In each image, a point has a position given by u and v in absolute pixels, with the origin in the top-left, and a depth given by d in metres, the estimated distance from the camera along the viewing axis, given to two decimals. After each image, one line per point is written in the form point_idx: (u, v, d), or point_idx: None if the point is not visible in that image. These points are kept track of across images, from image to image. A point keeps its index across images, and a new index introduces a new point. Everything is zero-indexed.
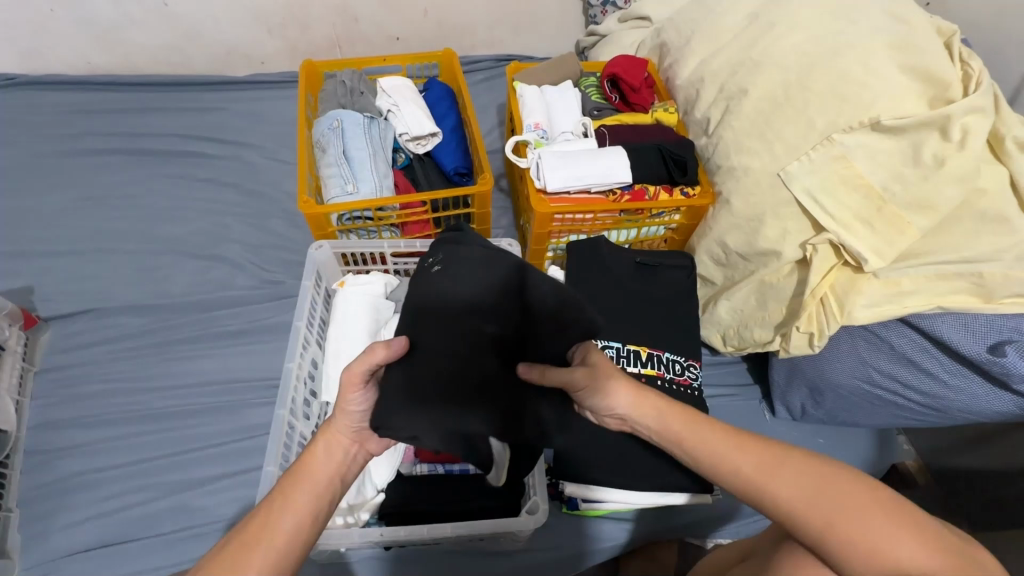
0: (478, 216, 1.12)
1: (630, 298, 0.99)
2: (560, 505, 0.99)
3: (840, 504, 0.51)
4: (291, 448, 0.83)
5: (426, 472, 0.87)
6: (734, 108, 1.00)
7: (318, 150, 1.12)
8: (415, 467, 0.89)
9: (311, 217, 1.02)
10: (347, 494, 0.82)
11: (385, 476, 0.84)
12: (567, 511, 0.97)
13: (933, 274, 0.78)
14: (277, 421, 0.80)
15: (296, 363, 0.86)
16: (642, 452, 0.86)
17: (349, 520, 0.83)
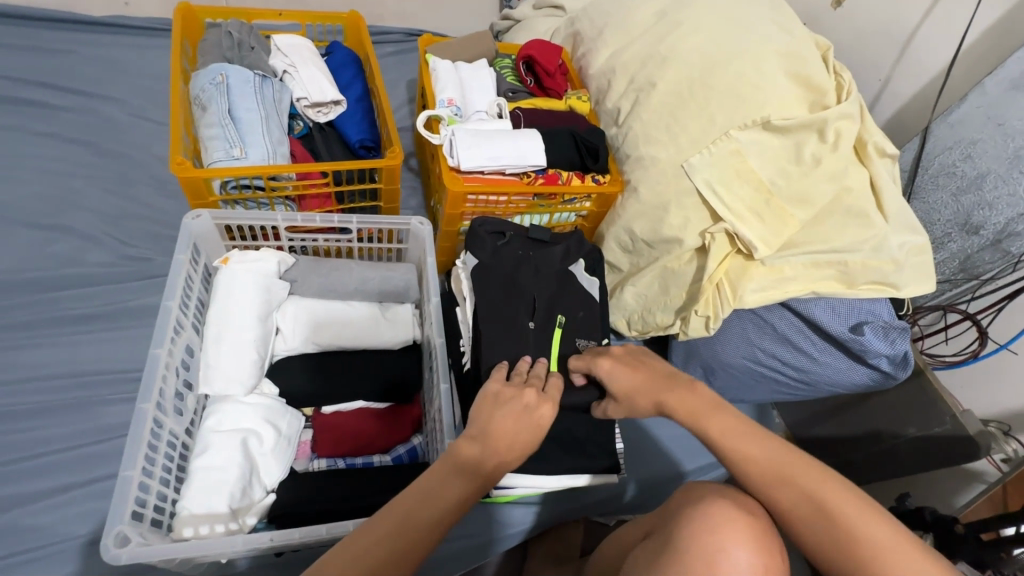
0: (386, 192, 1.05)
1: (536, 280, 0.94)
2: None
3: (831, 508, 0.57)
4: (158, 449, 0.69)
5: (326, 467, 0.87)
6: (643, 100, 1.03)
7: (198, 108, 0.98)
8: (312, 463, 0.88)
9: (186, 182, 0.88)
10: (231, 495, 0.72)
11: (277, 476, 0.80)
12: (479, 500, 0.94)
13: (810, 262, 0.86)
14: (139, 416, 0.65)
15: (167, 350, 0.72)
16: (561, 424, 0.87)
17: (232, 528, 0.72)
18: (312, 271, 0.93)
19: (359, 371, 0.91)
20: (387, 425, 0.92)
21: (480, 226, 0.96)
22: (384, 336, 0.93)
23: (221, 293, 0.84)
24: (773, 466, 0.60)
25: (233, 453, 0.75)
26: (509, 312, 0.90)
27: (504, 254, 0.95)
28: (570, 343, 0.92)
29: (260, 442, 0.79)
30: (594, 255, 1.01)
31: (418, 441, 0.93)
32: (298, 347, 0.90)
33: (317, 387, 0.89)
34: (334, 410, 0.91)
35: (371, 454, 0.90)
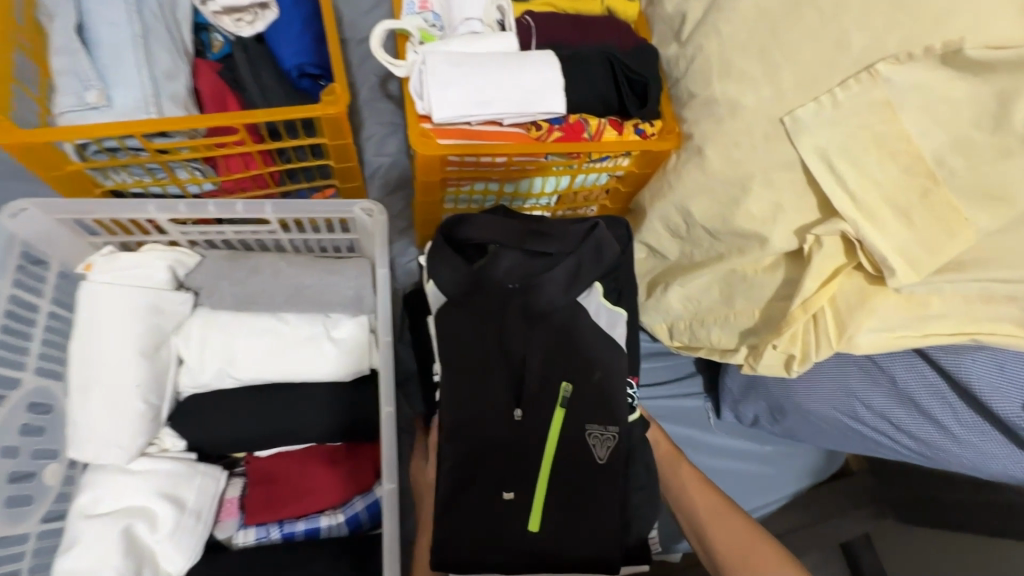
0: (333, 149, 0.73)
1: (528, 331, 0.66)
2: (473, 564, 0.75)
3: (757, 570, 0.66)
4: None
5: (253, 541, 0.66)
6: (724, 1, 0.65)
7: (44, 21, 0.65)
8: (236, 532, 0.67)
9: (21, 150, 0.60)
10: None
11: (183, 565, 0.59)
12: None
13: (974, 293, 0.55)
14: None
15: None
16: (557, 549, 0.64)
17: None
18: (224, 274, 0.66)
19: (296, 412, 0.66)
20: (340, 476, 0.69)
21: (452, 235, 0.66)
22: (329, 367, 0.67)
23: (81, 318, 0.59)
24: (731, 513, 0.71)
25: (106, 553, 0.55)
26: (480, 391, 0.66)
27: (482, 292, 0.66)
28: (576, 432, 0.66)
29: (152, 526, 0.58)
30: (614, 276, 0.70)
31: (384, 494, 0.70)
32: (208, 383, 0.65)
33: (241, 434, 0.65)
34: (272, 453, 0.69)
35: (317, 514, 0.68)
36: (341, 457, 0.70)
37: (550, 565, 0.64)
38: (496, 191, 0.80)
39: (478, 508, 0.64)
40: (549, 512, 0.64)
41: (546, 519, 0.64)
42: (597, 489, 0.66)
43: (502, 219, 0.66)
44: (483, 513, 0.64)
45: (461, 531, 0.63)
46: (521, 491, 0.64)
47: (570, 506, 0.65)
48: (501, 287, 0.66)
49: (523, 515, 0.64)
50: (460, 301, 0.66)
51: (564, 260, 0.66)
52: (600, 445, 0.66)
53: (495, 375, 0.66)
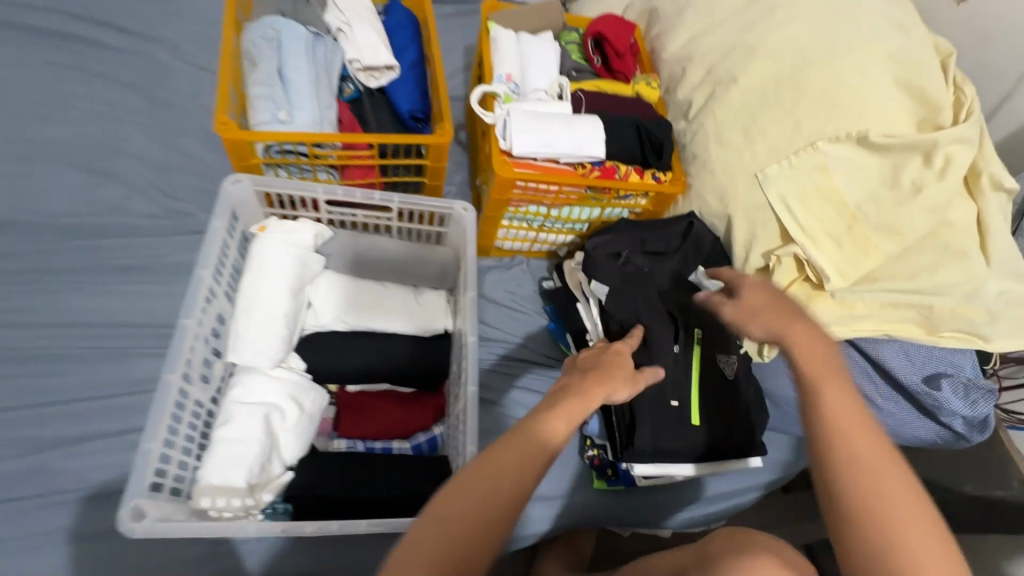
0: (430, 170, 1.00)
1: (664, 297, 0.90)
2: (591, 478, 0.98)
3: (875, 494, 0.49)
4: (182, 417, 0.74)
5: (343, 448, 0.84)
6: (719, 95, 0.93)
7: (247, 63, 0.93)
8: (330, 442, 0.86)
9: (231, 144, 0.86)
10: (251, 470, 0.73)
11: (298, 452, 0.79)
12: (600, 485, 0.96)
13: (887, 301, 0.78)
14: (164, 387, 0.71)
15: (192, 318, 0.76)
16: (715, 435, 0.84)
17: (248, 504, 0.73)
18: (348, 245, 0.90)
19: (388, 352, 0.87)
20: (410, 412, 0.88)
21: (595, 250, 0.91)
22: (416, 321, 0.89)
23: (253, 261, 0.84)
24: (864, 450, 0.51)
25: (254, 426, 0.75)
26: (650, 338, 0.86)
27: (632, 277, 0.90)
28: (710, 359, 0.88)
29: (283, 417, 0.78)
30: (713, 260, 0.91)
31: (440, 431, 0.88)
32: (326, 323, 0.87)
33: (343, 365, 0.86)
34: (359, 389, 0.89)
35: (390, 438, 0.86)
36: (411, 399, 0.89)
37: (715, 447, 0.84)
38: (543, 214, 1.06)
39: (659, 414, 0.83)
40: (704, 410, 0.85)
41: (702, 418, 0.85)
42: (731, 397, 0.87)
43: (622, 235, 0.93)
44: (664, 417, 0.83)
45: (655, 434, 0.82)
46: (682, 401, 0.85)
47: (721, 407, 0.86)
48: (643, 271, 0.91)
49: (689, 415, 0.84)
50: (622, 281, 0.89)
51: (674, 255, 0.92)
52: (727, 367, 0.89)
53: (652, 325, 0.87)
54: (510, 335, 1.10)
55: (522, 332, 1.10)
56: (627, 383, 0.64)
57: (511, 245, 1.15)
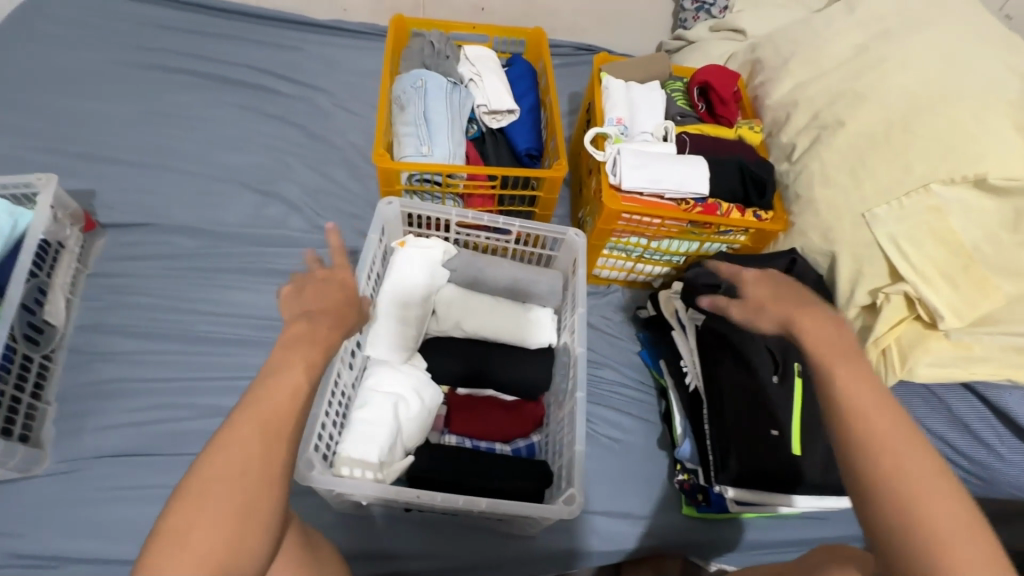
0: (543, 200, 1.11)
1: (763, 330, 0.91)
2: (679, 505, 0.99)
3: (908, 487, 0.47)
4: (334, 395, 0.87)
5: (455, 443, 0.95)
6: (826, 139, 0.98)
7: (397, 107, 1.11)
8: (444, 437, 0.96)
9: (382, 172, 1.02)
10: (383, 448, 0.83)
11: (416, 441, 0.89)
12: (690, 511, 0.96)
13: (1007, 346, 0.79)
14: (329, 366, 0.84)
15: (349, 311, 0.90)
16: (812, 465, 0.84)
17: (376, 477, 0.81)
18: (470, 262, 1.02)
19: (497, 360, 0.96)
20: (513, 417, 0.96)
21: (694, 279, 0.96)
22: (522, 332, 0.97)
23: (394, 270, 0.98)
24: (884, 429, 0.49)
25: (385, 411, 0.85)
26: (748, 367, 0.88)
27: None
28: (813, 394, 0.87)
29: (408, 407, 0.89)
30: (815, 296, 0.93)
31: (538, 439, 0.97)
32: (447, 330, 0.98)
33: (454, 368, 0.96)
34: (467, 393, 0.99)
35: (495, 441, 0.96)
36: (513, 406, 0.98)
37: (813, 479, 0.83)
38: (643, 244, 1.13)
39: (752, 441, 0.85)
40: (804, 442, 0.85)
41: (804, 448, 0.85)
42: (832, 434, 0.86)
43: (723, 266, 0.97)
44: (759, 445, 0.84)
45: (746, 462, 0.84)
46: (782, 430, 0.85)
47: (823, 441, 0.85)
48: None
49: (787, 443, 0.85)
50: (719, 311, 0.93)
51: None
52: None
53: (748, 356, 0.88)
54: (601, 355, 1.15)
55: (614, 355, 1.16)
56: (349, 304, 0.68)
57: (608, 273, 1.23)
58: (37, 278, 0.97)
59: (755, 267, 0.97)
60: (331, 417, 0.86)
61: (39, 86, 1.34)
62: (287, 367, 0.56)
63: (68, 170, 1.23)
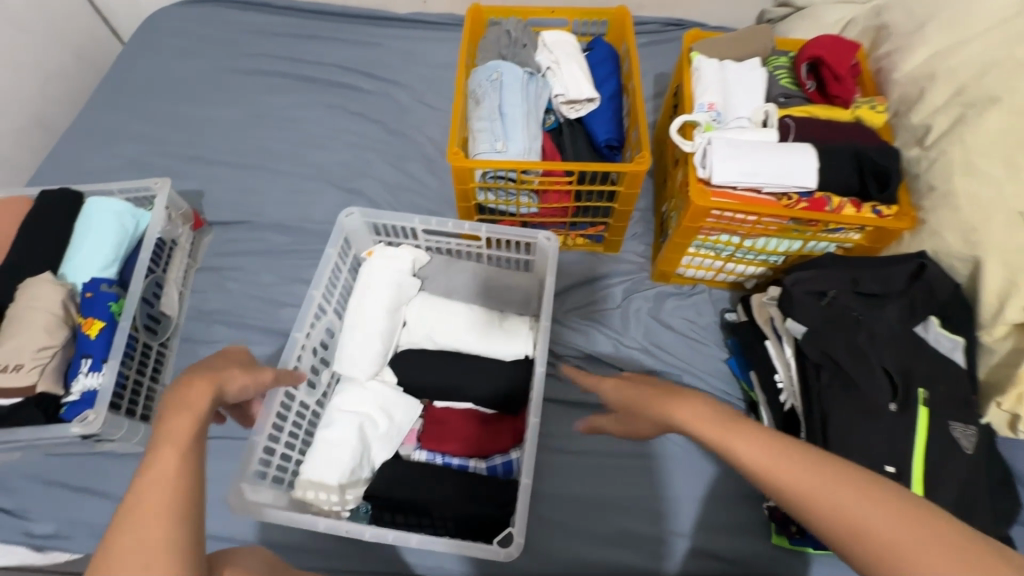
0: (623, 196, 1.04)
1: (879, 347, 0.79)
2: (769, 532, 0.92)
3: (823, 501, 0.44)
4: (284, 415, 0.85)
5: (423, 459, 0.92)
6: (972, 118, 0.81)
7: (473, 101, 1.09)
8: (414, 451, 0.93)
9: (456, 170, 1.00)
10: (341, 472, 0.83)
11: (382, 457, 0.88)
12: (779, 540, 0.89)
13: None
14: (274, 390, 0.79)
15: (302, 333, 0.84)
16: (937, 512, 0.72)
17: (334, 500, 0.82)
18: (442, 270, 0.99)
19: (469, 374, 0.91)
20: (487, 432, 0.92)
21: (793, 286, 0.85)
22: (498, 346, 0.93)
23: (362, 282, 0.95)
24: (770, 458, 0.47)
25: (348, 433, 0.85)
26: (862, 390, 0.76)
27: (837, 321, 0.81)
28: (943, 427, 0.74)
29: (375, 426, 0.89)
30: (949, 310, 0.80)
31: (516, 456, 0.90)
32: (418, 341, 0.96)
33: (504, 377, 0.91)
34: (445, 406, 0.94)
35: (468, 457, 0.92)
36: (490, 420, 0.93)
37: None
38: (735, 243, 1.02)
39: None
40: (930, 485, 0.72)
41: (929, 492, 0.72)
42: (967, 475, 0.72)
43: (829, 272, 0.86)
44: None
45: None
46: (900, 467, 0.73)
47: (954, 484, 0.72)
48: (855, 315, 0.81)
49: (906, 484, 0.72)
50: (823, 324, 0.81)
51: (895, 299, 0.82)
52: (964, 439, 0.74)
53: (861, 378, 0.77)
54: (683, 363, 1.07)
55: (699, 362, 1.07)
56: (234, 366, 0.58)
57: (693, 273, 1.13)
58: (154, 274, 1.08)
59: (870, 273, 0.83)
60: (283, 440, 0.85)
61: (160, 95, 1.48)
62: (159, 451, 0.45)
63: (181, 172, 1.35)
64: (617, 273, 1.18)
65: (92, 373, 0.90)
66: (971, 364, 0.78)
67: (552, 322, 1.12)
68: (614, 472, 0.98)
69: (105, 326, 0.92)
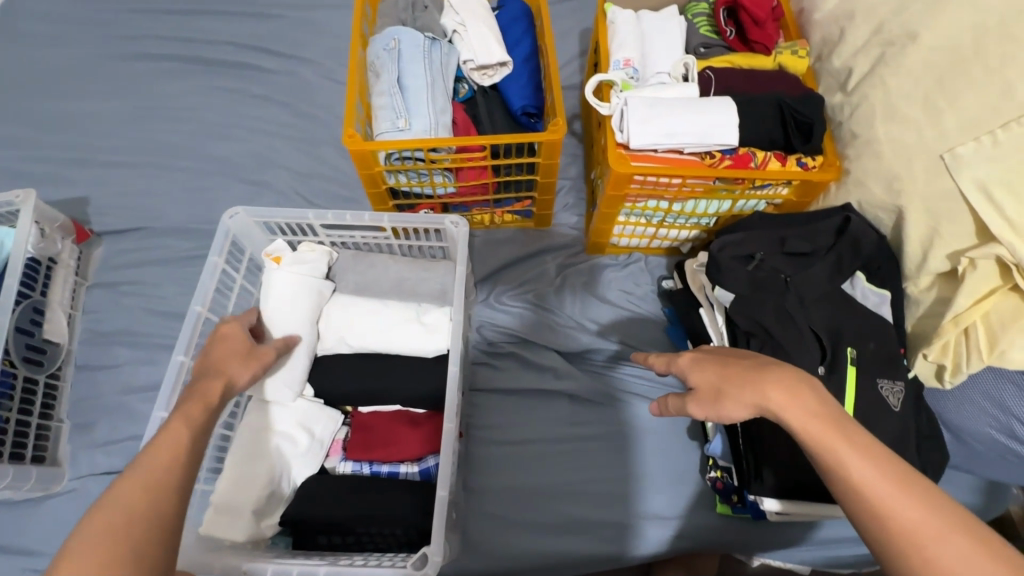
0: (543, 167, 0.97)
1: (806, 309, 0.76)
2: (714, 502, 0.91)
3: (919, 527, 0.45)
4: None
5: (350, 471, 0.85)
6: (892, 59, 0.76)
7: (371, 75, 0.98)
8: (340, 464, 0.86)
9: (357, 154, 0.90)
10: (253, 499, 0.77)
11: (304, 474, 0.82)
12: (723, 510, 0.89)
13: None
14: (155, 424, 0.71)
15: (190, 356, 0.76)
16: None
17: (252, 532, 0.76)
18: (350, 266, 0.91)
19: (387, 376, 0.84)
20: (416, 435, 0.85)
21: (719, 252, 0.80)
22: (417, 343, 0.86)
23: (270, 289, 0.85)
24: (880, 476, 0.47)
25: (264, 453, 0.80)
26: (792, 354, 0.73)
27: (764, 286, 0.77)
28: (871, 386, 0.72)
29: (293, 444, 0.82)
30: (876, 263, 0.77)
31: None
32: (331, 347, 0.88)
33: (426, 379, 0.84)
34: (371, 411, 0.87)
35: (398, 462, 0.85)
36: (420, 420, 0.86)
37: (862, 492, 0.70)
38: (664, 208, 0.97)
39: None
40: None
41: None
42: (896, 432, 0.71)
43: (756, 234, 0.81)
44: None
45: None
46: None
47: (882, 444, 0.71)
48: (784, 277, 0.78)
49: None
50: (749, 289, 0.78)
51: (824, 256, 0.78)
52: (893, 396, 0.72)
53: (788, 344, 0.74)
54: (624, 337, 1.03)
55: (639, 335, 1.04)
56: (236, 358, 0.70)
57: (627, 241, 1.08)
58: (31, 298, 0.96)
59: (796, 233, 0.80)
60: None
61: (29, 91, 1.31)
62: (173, 427, 0.56)
63: (61, 177, 1.20)
64: (551, 248, 1.12)
65: None
66: (898, 317, 0.76)
67: (484, 308, 1.06)
68: (557, 458, 0.94)
69: None
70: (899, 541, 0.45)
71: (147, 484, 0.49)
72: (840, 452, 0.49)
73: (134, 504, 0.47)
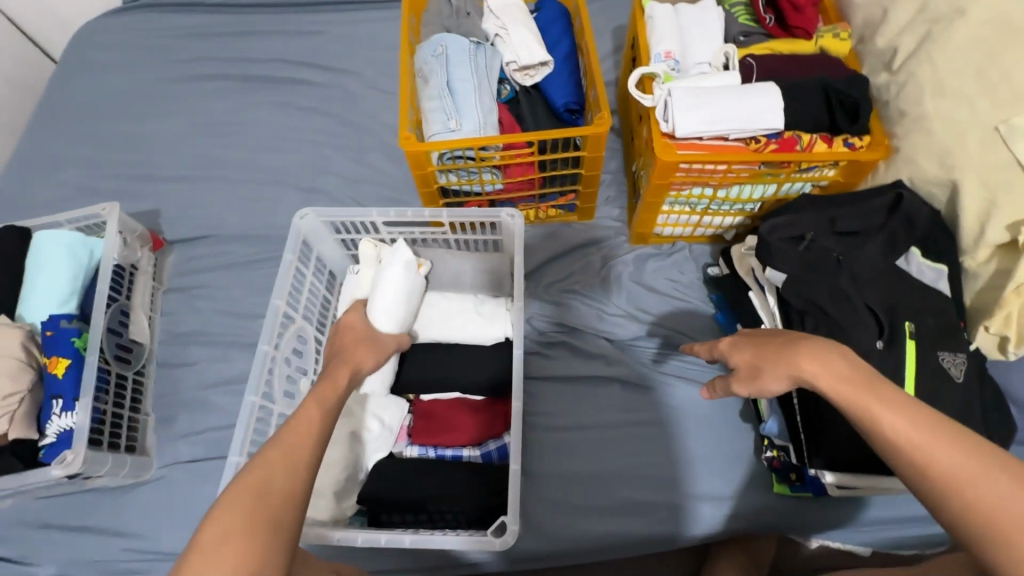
0: (588, 160, 1.00)
1: (860, 287, 0.77)
2: (771, 483, 0.92)
3: (958, 471, 0.48)
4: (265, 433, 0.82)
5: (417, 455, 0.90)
6: (939, 35, 0.77)
7: (420, 80, 1.03)
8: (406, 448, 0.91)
9: (412, 155, 0.95)
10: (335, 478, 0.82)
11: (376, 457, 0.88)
12: (780, 490, 0.90)
13: None
14: (248, 406, 0.78)
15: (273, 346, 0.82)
16: None
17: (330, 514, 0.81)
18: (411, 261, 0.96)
19: (449, 363, 0.89)
20: (479, 420, 0.89)
21: (770, 235, 0.80)
22: (479, 331, 0.91)
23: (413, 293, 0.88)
24: (915, 428, 0.50)
25: (340, 437, 0.85)
26: (850, 331, 0.74)
27: (817, 265, 0.78)
28: (931, 359, 0.73)
29: (366, 431, 0.87)
30: (931, 238, 0.77)
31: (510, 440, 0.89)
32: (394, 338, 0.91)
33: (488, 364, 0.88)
34: (431, 398, 0.91)
35: (461, 447, 0.90)
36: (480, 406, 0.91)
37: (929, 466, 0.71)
38: (709, 195, 0.98)
39: None
40: None
41: None
42: (959, 404, 0.71)
43: (806, 216, 0.81)
44: None
45: None
46: None
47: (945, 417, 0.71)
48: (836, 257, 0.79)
49: None
50: (801, 270, 0.79)
51: (876, 234, 0.79)
52: (954, 368, 0.73)
53: (846, 321, 0.74)
54: (671, 325, 1.05)
55: (686, 321, 1.05)
56: (359, 347, 0.79)
57: (671, 230, 1.10)
58: (118, 301, 1.04)
59: (847, 211, 0.80)
60: None
61: (102, 114, 1.42)
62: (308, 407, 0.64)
63: (135, 192, 1.30)
64: (595, 240, 1.14)
65: (64, 413, 0.89)
66: (955, 291, 0.76)
67: (533, 300, 1.09)
68: (612, 443, 0.97)
69: (71, 363, 0.91)
70: (942, 488, 0.48)
71: (287, 454, 0.56)
72: (875, 410, 0.53)
73: (285, 478, 0.54)
